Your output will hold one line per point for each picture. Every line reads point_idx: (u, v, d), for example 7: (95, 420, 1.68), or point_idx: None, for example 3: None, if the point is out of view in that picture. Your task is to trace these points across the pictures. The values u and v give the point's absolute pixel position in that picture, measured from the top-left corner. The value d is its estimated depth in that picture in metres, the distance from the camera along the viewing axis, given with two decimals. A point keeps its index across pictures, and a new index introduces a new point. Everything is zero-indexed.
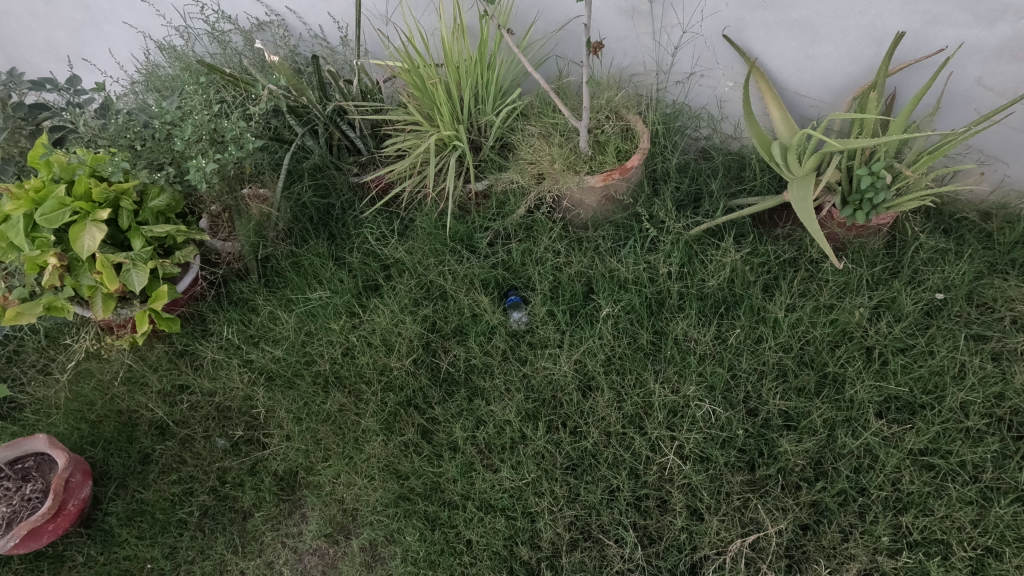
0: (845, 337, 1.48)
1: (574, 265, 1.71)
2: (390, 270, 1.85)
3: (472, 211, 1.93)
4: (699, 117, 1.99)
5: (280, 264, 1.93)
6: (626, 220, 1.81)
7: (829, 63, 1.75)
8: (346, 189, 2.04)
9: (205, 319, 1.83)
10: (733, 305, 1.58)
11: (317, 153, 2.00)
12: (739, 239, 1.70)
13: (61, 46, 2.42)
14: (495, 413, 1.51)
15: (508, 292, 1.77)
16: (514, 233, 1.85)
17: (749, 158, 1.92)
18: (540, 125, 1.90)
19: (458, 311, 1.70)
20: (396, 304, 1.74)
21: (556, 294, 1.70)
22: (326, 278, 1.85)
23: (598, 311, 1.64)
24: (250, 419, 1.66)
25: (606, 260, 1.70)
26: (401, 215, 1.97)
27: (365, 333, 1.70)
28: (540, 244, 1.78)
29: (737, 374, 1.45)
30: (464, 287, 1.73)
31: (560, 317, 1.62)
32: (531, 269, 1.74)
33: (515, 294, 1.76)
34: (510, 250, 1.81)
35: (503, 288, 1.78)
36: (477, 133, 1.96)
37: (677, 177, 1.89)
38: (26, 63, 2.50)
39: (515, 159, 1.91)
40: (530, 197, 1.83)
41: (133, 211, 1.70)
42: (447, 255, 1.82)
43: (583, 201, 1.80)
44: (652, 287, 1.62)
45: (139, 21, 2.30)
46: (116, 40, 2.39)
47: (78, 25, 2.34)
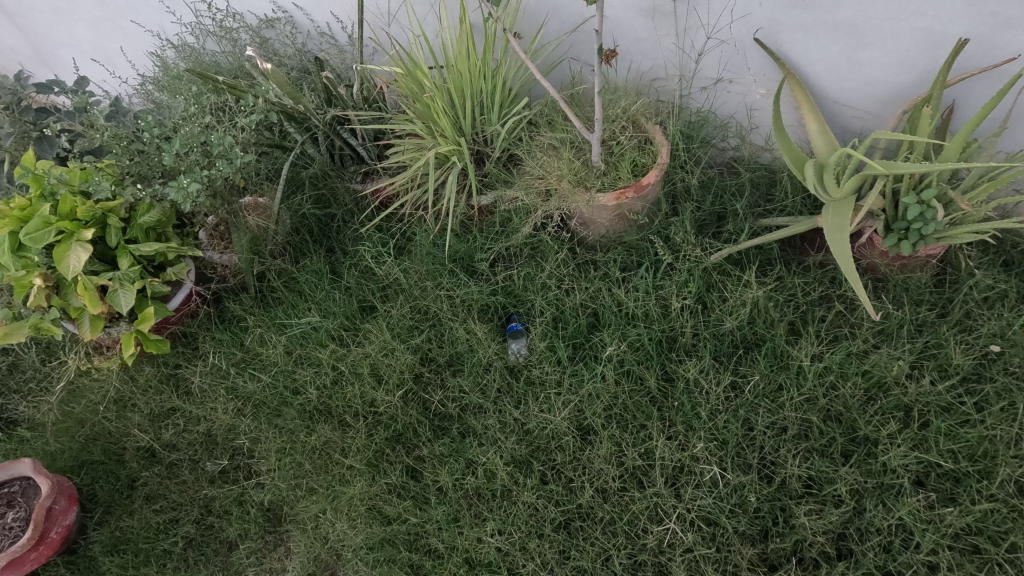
0: (880, 390, 1.30)
1: (579, 294, 1.58)
2: (387, 291, 1.75)
3: (475, 228, 1.82)
4: (727, 127, 1.82)
5: (276, 280, 1.85)
6: (638, 242, 1.69)
7: (877, 70, 1.55)
8: (350, 200, 1.98)
9: (196, 338, 1.77)
10: (753, 347, 1.42)
11: (320, 163, 1.94)
12: (766, 268, 1.56)
13: (75, 45, 2.39)
14: (486, 457, 1.40)
15: (512, 317, 1.66)
16: (519, 253, 1.74)
17: (780, 174, 1.76)
18: (549, 136, 1.77)
19: (454, 341, 1.60)
20: (390, 330, 1.64)
21: (558, 326, 1.57)
22: (320, 298, 1.77)
23: (603, 347, 1.50)
24: (236, 448, 1.60)
25: (614, 289, 1.57)
26: (401, 231, 1.88)
27: (355, 360, 1.61)
28: (544, 268, 1.66)
29: (753, 429, 1.31)
30: (461, 315, 1.63)
31: (561, 353, 1.50)
32: (533, 296, 1.62)
33: (517, 320, 1.65)
34: (512, 274, 1.69)
35: (506, 313, 1.67)
36: (482, 143, 1.84)
37: (699, 196, 1.74)
38: (44, 62, 2.49)
39: (521, 173, 1.79)
40: (536, 214, 1.72)
41: (122, 229, 1.65)
42: (445, 276, 1.72)
43: (595, 218, 1.69)
44: (664, 323, 1.48)
45: (150, 19, 2.24)
46: (131, 39, 2.34)
47: (94, 20, 2.28)
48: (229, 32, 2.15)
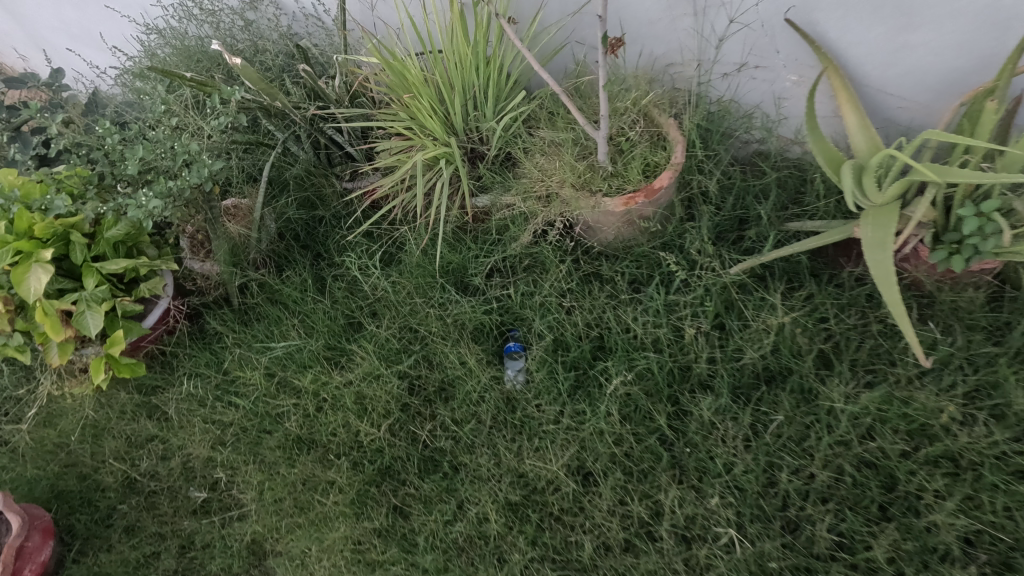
0: (924, 436, 1.15)
1: (582, 313, 1.43)
2: (374, 307, 1.62)
3: (471, 235, 1.67)
4: (750, 118, 1.62)
5: (258, 294, 1.73)
6: (650, 252, 1.53)
7: (928, 55, 1.34)
8: (338, 203, 1.83)
9: (175, 358, 1.66)
10: (776, 380, 1.27)
11: (304, 163, 1.79)
12: (792, 285, 1.39)
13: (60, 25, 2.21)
14: (478, 499, 1.28)
15: (511, 333, 1.53)
16: (518, 264, 1.59)
17: (810, 172, 1.57)
18: (550, 134, 1.60)
19: (444, 365, 1.47)
20: (377, 352, 1.51)
21: (559, 349, 1.42)
22: (305, 314, 1.65)
23: (607, 376, 1.35)
24: (216, 479, 1.50)
25: (622, 311, 1.41)
26: (391, 239, 1.72)
27: (338, 387, 1.48)
28: (544, 283, 1.51)
29: (776, 479, 1.17)
30: (452, 337, 1.49)
31: (560, 382, 1.35)
32: (533, 314, 1.48)
33: (516, 337, 1.51)
34: (510, 289, 1.54)
35: (504, 330, 1.53)
36: (477, 141, 1.67)
37: (718, 198, 1.56)
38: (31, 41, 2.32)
39: (519, 175, 1.63)
40: (537, 221, 1.56)
41: (87, 244, 1.52)
42: (436, 292, 1.57)
43: (601, 224, 1.52)
44: (676, 350, 1.33)
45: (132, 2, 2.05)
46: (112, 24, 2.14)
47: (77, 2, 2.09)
48: (212, 14, 1.96)
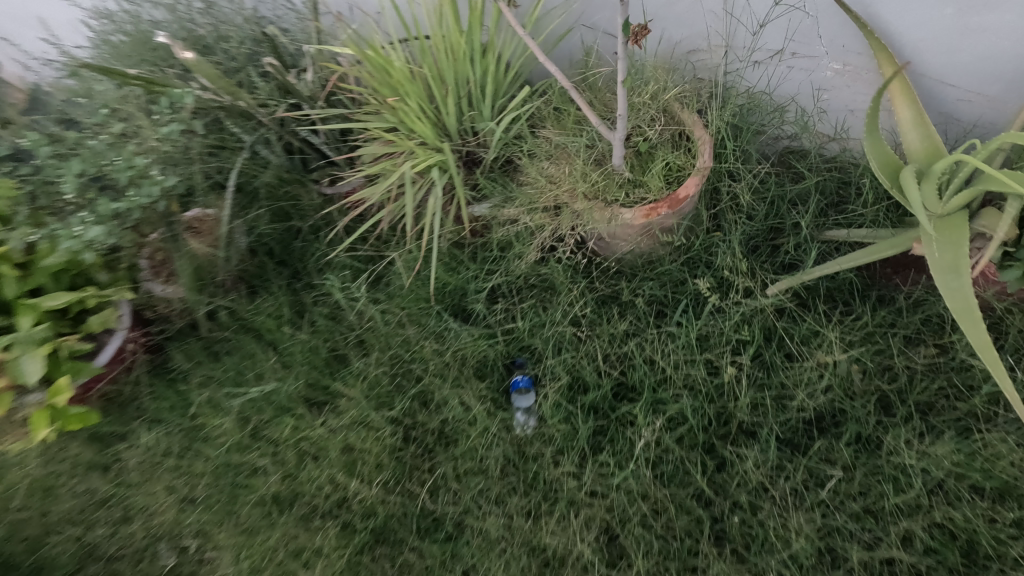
0: (1000, 492, 1.01)
1: (601, 346, 1.26)
2: (361, 338, 1.42)
3: (468, 252, 1.47)
4: (783, 113, 1.42)
5: (228, 322, 1.52)
6: (674, 270, 1.35)
7: (996, 41, 1.15)
8: (315, 214, 1.62)
9: (134, 401, 1.45)
10: (827, 425, 1.12)
11: (275, 171, 1.58)
12: (839, 309, 1.22)
13: None
14: (491, 570, 1.12)
15: (517, 362, 1.35)
16: (524, 286, 1.40)
17: (850, 175, 1.39)
18: (558, 136, 1.40)
19: (445, 407, 1.29)
20: (367, 393, 1.33)
21: (576, 387, 1.26)
22: (283, 347, 1.45)
23: (633, 421, 1.19)
24: (188, 541, 1.29)
25: (647, 344, 1.24)
26: (377, 257, 1.53)
27: (325, 435, 1.30)
28: (556, 309, 1.33)
29: (835, 545, 1.02)
30: (453, 374, 1.31)
31: (580, 428, 1.19)
32: (544, 344, 1.31)
33: (523, 366, 1.34)
34: (517, 315, 1.36)
35: (510, 359, 1.35)
36: (473, 143, 1.46)
37: (750, 206, 1.37)
38: None
39: (523, 183, 1.43)
40: (544, 235, 1.37)
41: (20, 277, 1.31)
42: (432, 321, 1.38)
43: (618, 237, 1.35)
44: (713, 391, 1.16)
45: None
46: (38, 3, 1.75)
47: None
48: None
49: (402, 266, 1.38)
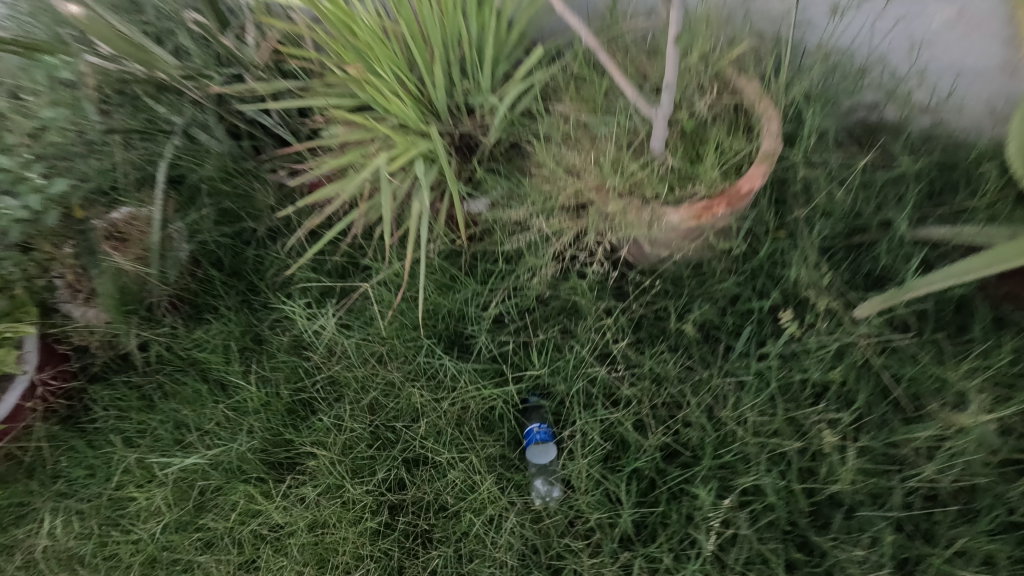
0: None
1: (648, 389, 0.99)
2: (337, 379, 1.13)
3: (464, 265, 1.17)
4: (869, 76, 1.10)
5: (167, 358, 1.21)
6: (732, 288, 1.06)
7: None
8: (271, 216, 1.29)
9: (47, 465, 1.14)
10: (947, 501, 0.86)
11: (220, 166, 1.25)
12: (953, 341, 0.95)
13: None
14: None
15: (530, 403, 1.07)
16: (541, 310, 1.11)
17: (954, 158, 1.09)
18: (581, 115, 1.08)
19: (448, 472, 1.02)
20: (349, 453, 1.05)
21: (615, 444, 1.00)
22: (238, 391, 1.15)
23: (691, 489, 0.94)
24: None
25: (707, 389, 0.97)
26: (349, 270, 1.22)
27: (295, 510, 1.02)
28: (584, 341, 1.05)
29: None
30: (456, 426, 1.04)
31: (626, 499, 0.93)
32: (570, 384, 1.03)
33: (536, 404, 1.06)
34: (533, 346, 1.08)
35: (522, 397, 1.08)
36: (468, 122, 1.13)
37: (828, 203, 1.06)
38: None
39: (535, 176, 1.11)
40: (564, 240, 1.07)
41: None
42: (424, 357, 1.08)
43: (658, 243, 1.06)
44: (796, 453, 0.91)
45: None
46: None
47: None
48: None
49: (386, 284, 1.09)
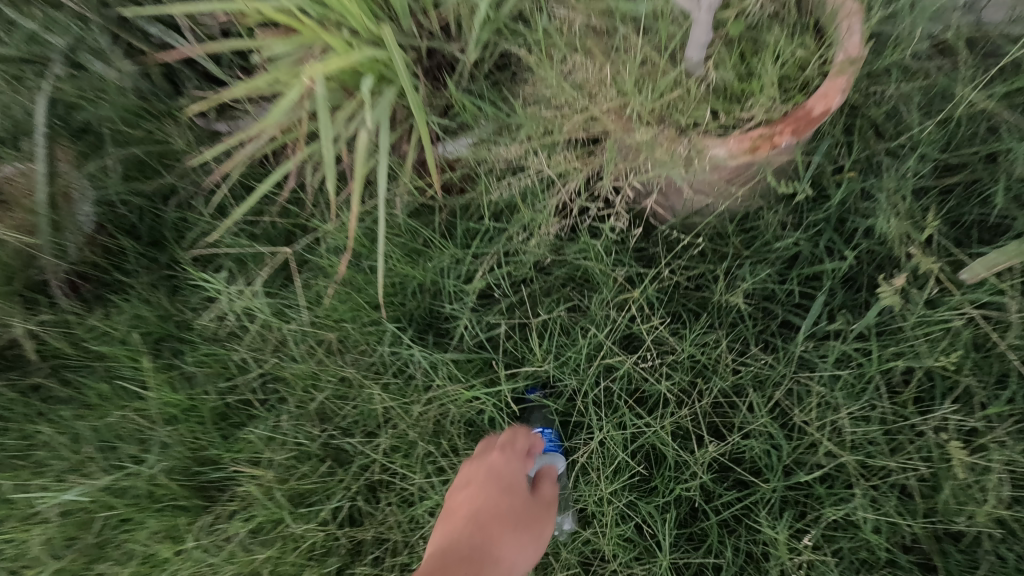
0: None
1: (687, 384, 0.75)
2: (279, 376, 0.87)
3: (437, 224, 0.90)
4: None
5: (54, 353, 0.92)
6: (791, 245, 0.81)
7: None
8: (193, 172, 0.98)
9: None
10: None
11: (112, 101, 0.94)
12: None
13: None
14: None
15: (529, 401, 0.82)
16: (543, 280, 0.85)
17: None
18: (595, 14, 0.80)
19: (426, 493, 0.79)
20: (297, 475, 0.81)
21: (644, 456, 0.76)
22: (149, 396, 0.87)
23: (749, 516, 0.71)
24: None
25: (767, 382, 0.73)
26: (290, 235, 0.92)
27: (226, 552, 0.79)
28: (600, 321, 0.80)
29: None
30: (435, 433, 0.80)
31: (662, 532, 0.71)
32: (583, 378, 0.79)
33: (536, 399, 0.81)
34: (533, 329, 0.83)
35: (519, 393, 0.82)
36: (442, 30, 0.84)
37: (928, 127, 0.79)
38: None
39: (533, 102, 0.83)
40: (569, 186, 0.81)
41: None
42: (390, 346, 0.82)
43: (698, 189, 0.80)
44: (896, 469, 0.67)
45: None
46: None
47: None
48: None
49: (338, 251, 0.83)
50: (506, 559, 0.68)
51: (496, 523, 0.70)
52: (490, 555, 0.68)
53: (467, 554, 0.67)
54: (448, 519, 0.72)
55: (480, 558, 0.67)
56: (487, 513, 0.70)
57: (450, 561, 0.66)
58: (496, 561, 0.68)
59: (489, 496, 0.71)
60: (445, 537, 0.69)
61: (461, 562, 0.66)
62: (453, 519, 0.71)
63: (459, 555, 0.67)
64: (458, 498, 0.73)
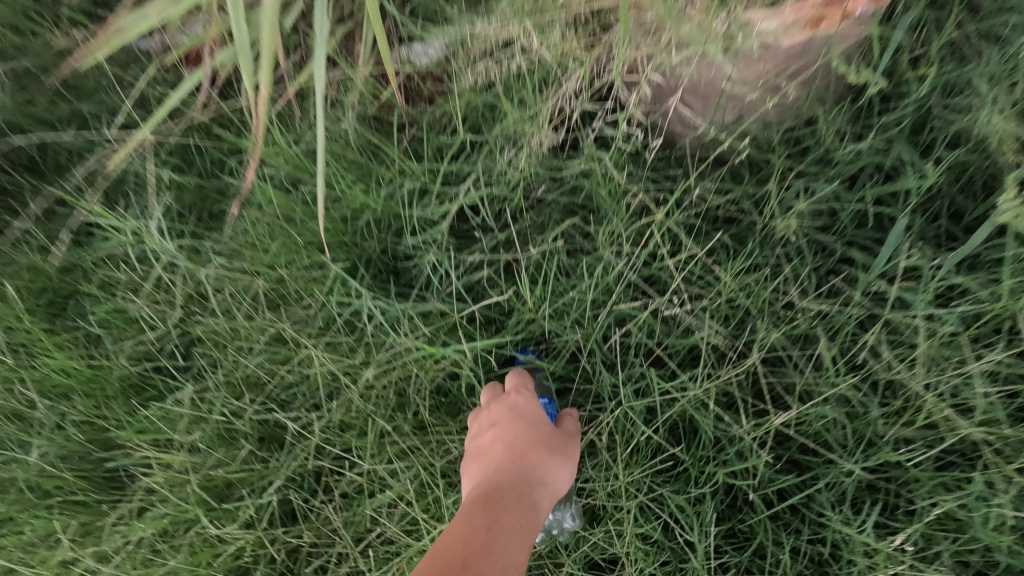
0: None
1: (725, 337, 0.57)
2: (199, 338, 0.67)
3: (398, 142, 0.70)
4: None
5: None
6: (850, 156, 0.63)
7: None
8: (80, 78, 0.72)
9: None
10: None
11: None
12: None
13: None
14: None
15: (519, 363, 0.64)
16: (534, 208, 0.67)
17: None
18: None
19: (392, 483, 0.62)
20: (225, 462, 0.63)
21: (666, 429, 0.59)
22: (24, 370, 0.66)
23: (807, 505, 0.54)
24: None
25: (833, 332, 0.55)
26: (211, 159, 0.72)
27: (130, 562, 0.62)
28: (609, 259, 0.62)
29: None
30: (398, 404, 0.62)
31: (691, 528, 0.55)
32: (587, 331, 0.61)
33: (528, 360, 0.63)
34: (522, 270, 0.64)
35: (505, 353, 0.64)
36: None
37: None
38: None
39: None
40: (569, 82, 0.62)
41: None
42: (341, 296, 0.64)
43: (734, 85, 0.60)
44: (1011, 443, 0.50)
45: None
46: None
47: None
48: None
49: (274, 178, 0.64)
50: (557, 481, 0.54)
51: (536, 445, 0.55)
52: (540, 480, 0.54)
53: (515, 483, 0.52)
54: (475, 464, 0.57)
55: (529, 487, 0.53)
56: (523, 436, 0.56)
57: (496, 498, 0.51)
58: (547, 485, 0.54)
59: (520, 424, 0.56)
60: (480, 480, 0.54)
61: (510, 495, 0.52)
62: (484, 459, 0.56)
63: (508, 488, 0.52)
64: (481, 440, 0.58)
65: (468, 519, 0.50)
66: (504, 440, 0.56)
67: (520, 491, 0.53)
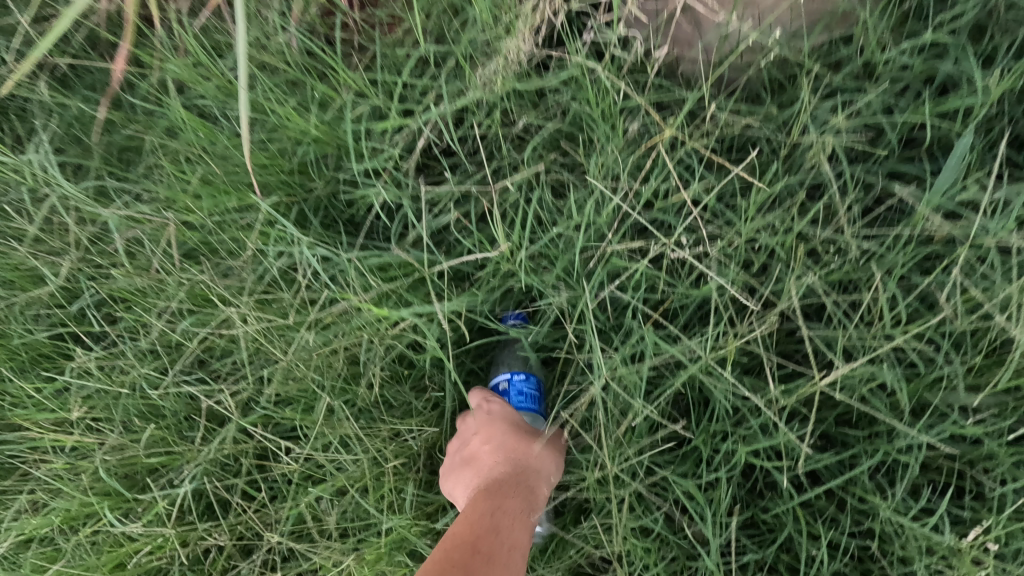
0: None
1: (746, 286, 0.46)
2: (110, 299, 0.55)
3: (347, 59, 0.58)
4: None
5: None
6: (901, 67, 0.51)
7: None
8: None
9: None
10: None
11: None
12: None
13: None
14: None
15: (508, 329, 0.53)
16: (511, 137, 0.55)
17: None
18: None
19: (342, 467, 0.52)
20: (143, 444, 0.53)
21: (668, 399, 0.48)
22: None
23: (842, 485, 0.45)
24: None
25: (879, 278, 0.44)
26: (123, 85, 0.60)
27: (35, 564, 0.52)
28: (603, 193, 0.50)
29: None
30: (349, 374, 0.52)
31: (702, 517, 0.45)
32: (575, 282, 0.50)
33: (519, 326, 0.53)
34: (497, 211, 0.53)
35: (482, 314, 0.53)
36: None
37: None
38: None
39: None
40: None
41: None
42: (278, 246, 0.53)
43: None
44: None
45: None
46: None
47: None
48: None
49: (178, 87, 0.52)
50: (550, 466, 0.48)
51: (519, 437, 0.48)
52: (533, 468, 0.47)
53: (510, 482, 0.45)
54: (460, 473, 0.48)
55: (529, 485, 0.46)
56: (507, 430, 0.48)
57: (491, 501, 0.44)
58: (541, 472, 0.47)
59: (505, 421, 0.48)
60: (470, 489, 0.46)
61: (507, 492, 0.45)
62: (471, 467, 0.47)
63: (504, 490, 0.45)
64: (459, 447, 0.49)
65: (470, 530, 0.42)
66: (492, 442, 0.47)
67: (521, 491, 0.45)
